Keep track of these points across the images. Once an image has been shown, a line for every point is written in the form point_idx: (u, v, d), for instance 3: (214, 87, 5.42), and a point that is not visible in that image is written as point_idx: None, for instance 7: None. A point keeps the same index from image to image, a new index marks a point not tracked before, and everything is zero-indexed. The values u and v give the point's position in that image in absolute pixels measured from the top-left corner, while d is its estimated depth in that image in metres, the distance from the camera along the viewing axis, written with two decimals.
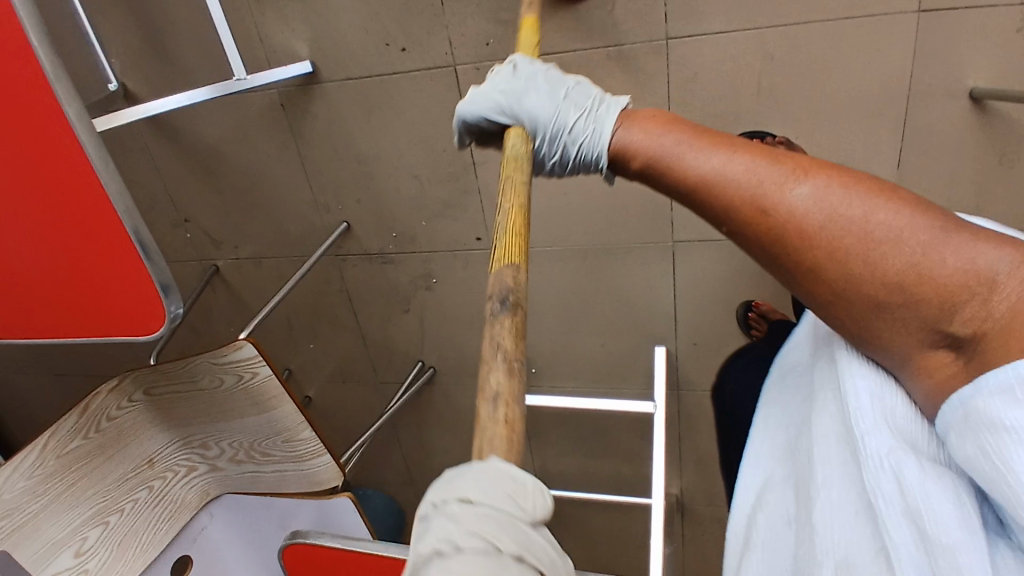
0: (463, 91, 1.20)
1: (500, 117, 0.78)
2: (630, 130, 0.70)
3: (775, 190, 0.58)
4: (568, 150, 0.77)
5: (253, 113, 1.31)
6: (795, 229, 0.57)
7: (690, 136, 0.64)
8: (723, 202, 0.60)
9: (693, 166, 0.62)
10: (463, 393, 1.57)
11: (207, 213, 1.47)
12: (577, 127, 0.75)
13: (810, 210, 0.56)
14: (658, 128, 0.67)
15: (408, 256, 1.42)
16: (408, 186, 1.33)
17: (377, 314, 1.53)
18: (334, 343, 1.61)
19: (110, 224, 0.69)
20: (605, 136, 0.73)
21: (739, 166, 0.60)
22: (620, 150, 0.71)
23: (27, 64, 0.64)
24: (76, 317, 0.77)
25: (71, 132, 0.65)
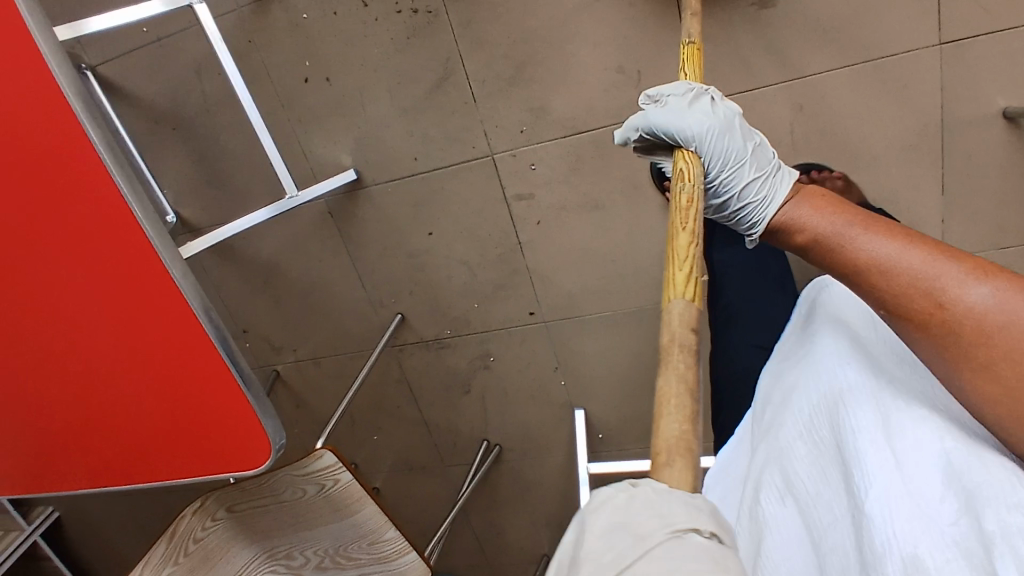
0: (503, 177, 1.24)
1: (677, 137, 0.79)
2: (799, 208, 0.73)
3: (952, 287, 0.57)
4: (732, 201, 0.80)
5: (305, 222, 1.37)
6: (973, 328, 0.55)
7: (863, 218, 0.65)
8: (886, 290, 0.60)
9: (867, 251, 0.62)
10: (533, 467, 1.56)
11: (265, 322, 1.52)
12: (755, 190, 0.79)
13: (990, 309, 0.55)
14: (828, 208, 0.70)
15: (465, 338, 1.44)
16: (458, 273, 1.36)
17: (438, 399, 1.54)
18: (399, 432, 1.62)
19: (210, 356, 0.72)
20: (774, 207, 0.77)
21: (905, 254, 0.60)
22: (785, 224, 0.74)
23: (133, 234, 0.68)
24: (175, 460, 0.78)
25: (177, 288, 0.69)
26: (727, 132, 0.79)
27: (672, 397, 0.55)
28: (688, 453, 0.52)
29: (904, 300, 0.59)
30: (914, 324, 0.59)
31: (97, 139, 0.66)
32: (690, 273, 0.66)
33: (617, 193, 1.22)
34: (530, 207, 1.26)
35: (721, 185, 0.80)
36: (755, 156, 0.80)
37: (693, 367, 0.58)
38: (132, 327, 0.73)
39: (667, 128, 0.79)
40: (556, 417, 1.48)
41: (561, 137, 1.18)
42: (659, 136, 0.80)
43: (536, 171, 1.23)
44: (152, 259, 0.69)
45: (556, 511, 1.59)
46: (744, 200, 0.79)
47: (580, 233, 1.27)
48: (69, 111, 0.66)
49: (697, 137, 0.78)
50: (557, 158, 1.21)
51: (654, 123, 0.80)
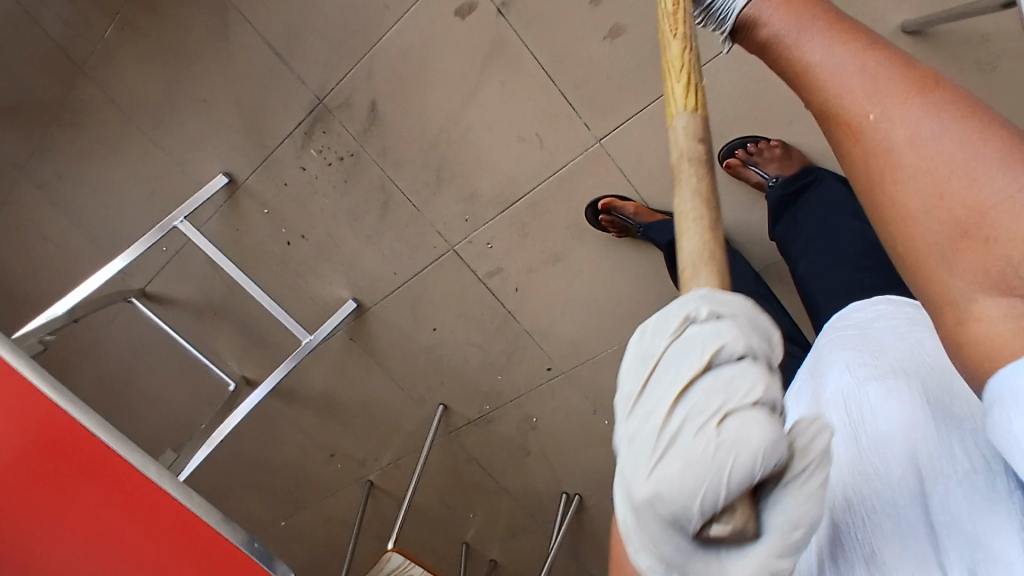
0: (470, 262, 1.36)
1: None
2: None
3: (868, 106, 0.47)
4: None
5: (337, 353, 1.57)
6: (881, 148, 0.45)
7: (821, 21, 0.53)
8: (816, 93, 0.51)
9: (810, 56, 0.52)
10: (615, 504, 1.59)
11: (343, 442, 1.72)
12: None
13: (918, 138, 0.44)
14: (801, 1, 0.56)
15: (503, 407, 1.54)
16: (472, 354, 1.48)
17: (508, 466, 1.64)
18: (491, 505, 1.73)
19: (214, 546, 0.83)
20: None
21: (848, 69, 0.49)
22: (744, 21, 0.60)
23: (115, 471, 0.79)
24: None
25: (165, 494, 0.81)
26: None
27: (689, 213, 0.48)
28: (715, 261, 0.46)
29: (838, 103, 0.49)
30: (836, 122, 0.49)
31: (72, 408, 0.78)
32: (689, 83, 0.56)
33: (568, 241, 1.28)
34: (503, 279, 1.36)
35: None
36: None
37: (706, 175, 0.50)
38: None
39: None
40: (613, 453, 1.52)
41: (500, 212, 1.28)
42: None
43: (494, 247, 1.32)
44: (137, 485, 0.79)
45: None
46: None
47: (555, 286, 1.33)
48: (44, 398, 0.77)
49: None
50: (506, 230, 1.30)
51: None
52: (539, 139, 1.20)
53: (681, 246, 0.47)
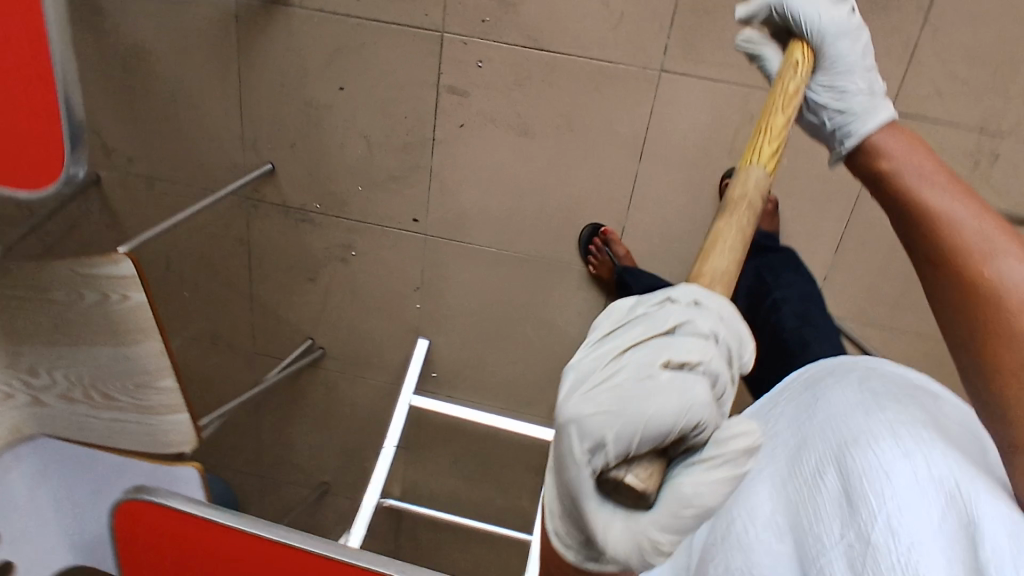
0: (443, 61, 1.13)
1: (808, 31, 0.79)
2: (891, 137, 0.75)
3: (992, 258, 0.60)
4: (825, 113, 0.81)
5: (201, 17, 1.15)
6: (1002, 301, 0.58)
7: (940, 173, 0.67)
8: (929, 225, 0.65)
9: (935, 202, 0.65)
10: (351, 380, 1.45)
11: (104, 112, 1.26)
12: (850, 103, 0.79)
13: (1022, 289, 0.58)
14: (914, 147, 0.72)
15: (333, 219, 1.30)
16: (355, 146, 1.23)
17: (276, 277, 1.37)
18: (216, 301, 1.41)
19: (32, 79, 0.68)
20: (865, 126, 0.77)
21: (975, 222, 0.62)
22: (868, 146, 0.76)
23: None
24: None
25: None
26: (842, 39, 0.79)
27: (728, 238, 0.58)
28: (728, 283, 0.56)
29: (949, 278, 0.62)
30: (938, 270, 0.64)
31: None
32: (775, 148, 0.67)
33: (549, 129, 1.16)
34: (458, 105, 1.16)
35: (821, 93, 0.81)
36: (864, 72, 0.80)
37: (746, 220, 0.60)
38: None
39: (799, 16, 0.79)
40: (396, 334, 1.39)
41: (519, 45, 1.10)
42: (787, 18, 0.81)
43: (480, 70, 1.13)
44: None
45: (357, 433, 1.50)
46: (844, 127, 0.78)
47: (497, 153, 1.19)
48: None
49: (817, 28, 0.78)
50: (506, 66, 1.12)
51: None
52: (619, 18, 1.06)
53: (713, 243, 0.58)
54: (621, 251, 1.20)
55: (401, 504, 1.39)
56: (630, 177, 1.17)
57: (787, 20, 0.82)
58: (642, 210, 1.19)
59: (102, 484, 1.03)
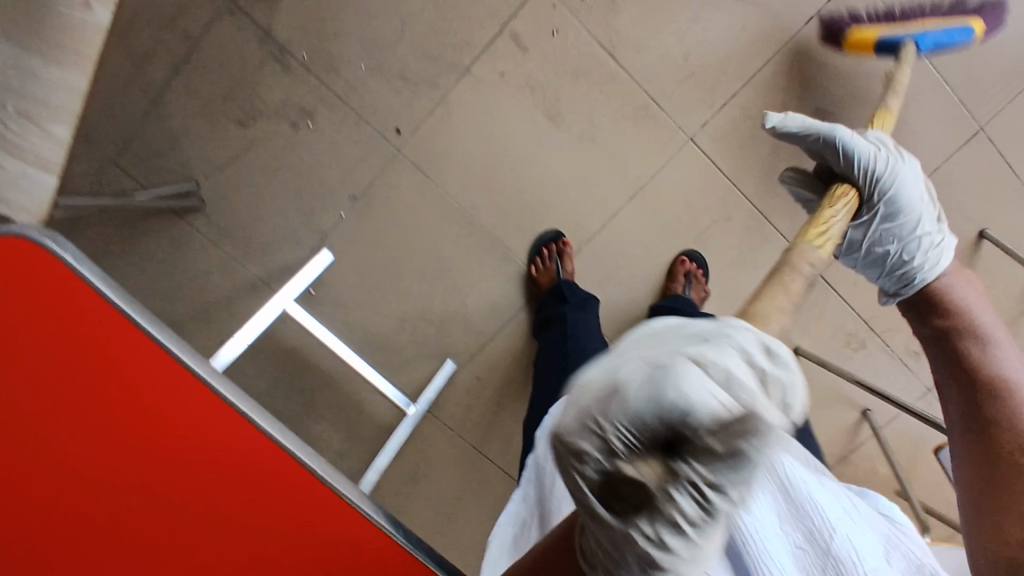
0: (524, 9, 1.10)
1: (869, 159, 0.82)
2: (958, 275, 0.82)
3: (996, 337, 0.72)
4: (897, 248, 0.82)
5: None
6: (986, 369, 0.70)
7: (965, 278, 0.81)
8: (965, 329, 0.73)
9: (954, 290, 0.78)
10: (211, 249, 1.22)
11: None
12: (924, 236, 0.81)
13: (1006, 365, 0.70)
14: (967, 281, 0.81)
15: (310, 79, 1.14)
16: (387, 26, 1.11)
17: (201, 96, 1.14)
18: (106, 80, 1.12)
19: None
20: (942, 264, 0.80)
21: (984, 310, 0.74)
22: (936, 287, 0.79)
23: None
24: None
25: None
26: (913, 185, 0.82)
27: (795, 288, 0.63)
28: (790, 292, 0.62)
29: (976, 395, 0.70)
30: (973, 389, 0.70)
31: None
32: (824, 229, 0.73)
33: (576, 126, 1.16)
34: (512, 55, 1.12)
35: (898, 230, 0.82)
36: (925, 206, 0.83)
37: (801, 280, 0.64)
38: None
39: (853, 152, 0.83)
40: (297, 231, 1.22)
41: (597, 41, 1.12)
42: (840, 151, 0.84)
43: (552, 39, 1.12)
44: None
45: (176, 315, 1.22)
46: (912, 255, 0.81)
47: (516, 117, 1.15)
48: None
49: (883, 172, 0.82)
50: (575, 50, 1.13)
51: (841, 133, 0.84)
52: (688, 76, 1.14)
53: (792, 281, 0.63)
54: (568, 269, 1.20)
55: None
56: (611, 212, 1.21)
57: (833, 151, 0.86)
58: (604, 244, 1.23)
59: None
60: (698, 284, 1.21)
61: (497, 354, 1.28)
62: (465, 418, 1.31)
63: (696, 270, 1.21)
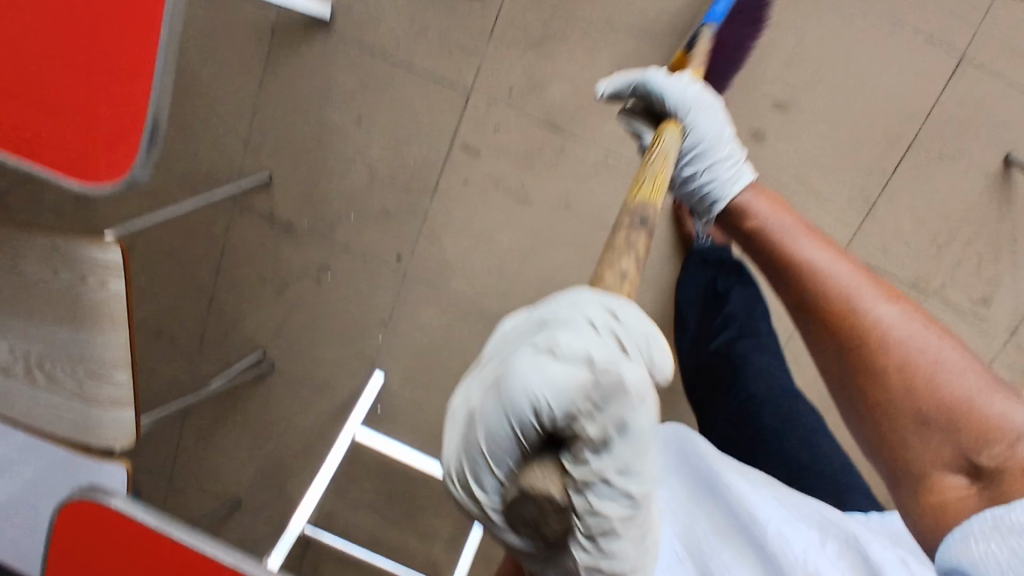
0: (464, 120, 1.19)
1: (671, 102, 0.87)
2: (755, 197, 0.94)
3: (866, 304, 0.81)
4: (699, 173, 0.92)
5: (238, 25, 1.18)
6: (877, 334, 0.79)
7: (800, 224, 0.90)
8: (839, 309, 0.82)
9: (808, 254, 0.86)
10: (291, 398, 1.42)
11: None
12: (722, 165, 0.92)
13: (891, 322, 0.79)
14: (779, 207, 0.93)
15: (316, 240, 1.30)
16: (358, 176, 1.25)
17: (241, 283, 1.35)
18: (172, 295, 1.38)
19: (139, 55, 0.64)
20: (731, 190, 0.93)
21: (904, 320, 0.79)
22: (739, 206, 0.94)
23: None
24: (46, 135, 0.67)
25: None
26: (707, 112, 0.88)
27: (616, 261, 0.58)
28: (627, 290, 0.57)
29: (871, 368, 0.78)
30: (852, 355, 0.80)
31: None
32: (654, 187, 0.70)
33: (547, 200, 1.23)
34: (468, 161, 1.22)
35: (697, 156, 0.91)
36: (727, 137, 0.91)
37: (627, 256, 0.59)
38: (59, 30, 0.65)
39: (662, 93, 0.87)
40: (351, 364, 1.39)
41: (537, 121, 1.18)
42: (651, 96, 0.89)
43: (497, 135, 1.20)
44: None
45: (282, 455, 1.47)
46: (711, 176, 0.93)
47: (492, 212, 1.25)
48: None
49: (687, 119, 0.87)
50: (523, 136, 1.20)
51: (652, 80, 0.88)
52: None
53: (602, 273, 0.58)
54: None
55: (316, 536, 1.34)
56: None
57: (648, 96, 0.90)
58: None
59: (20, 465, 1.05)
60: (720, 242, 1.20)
61: None
62: None
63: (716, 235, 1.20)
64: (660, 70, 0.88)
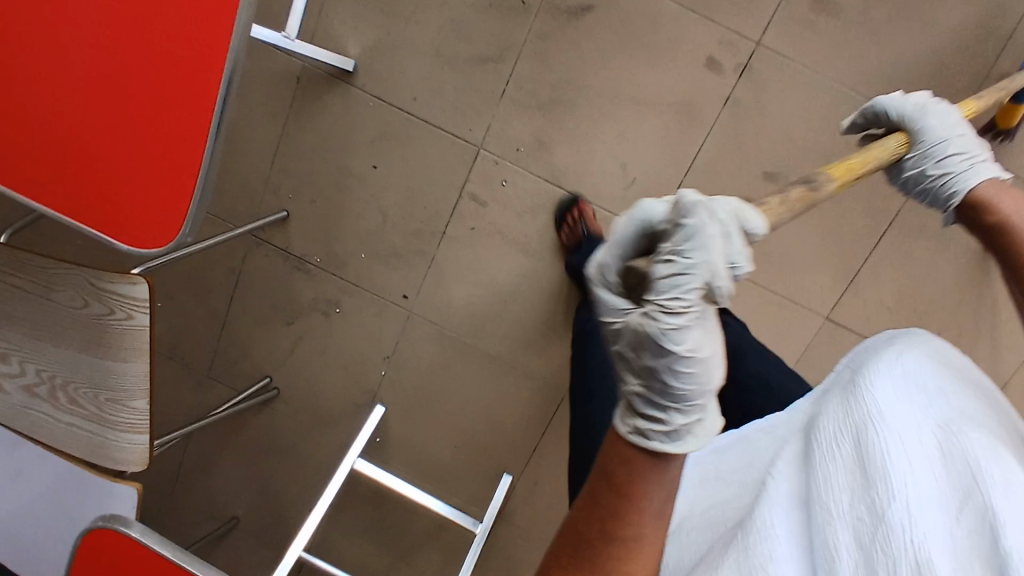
0: (473, 172, 1.27)
1: (897, 117, 0.84)
2: (1002, 194, 0.79)
3: None
4: (927, 169, 0.82)
5: (267, 73, 1.26)
6: None
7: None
8: None
9: None
10: (294, 424, 1.48)
11: None
12: (954, 158, 0.81)
13: None
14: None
15: (327, 275, 1.37)
16: (370, 218, 1.32)
17: (254, 312, 1.42)
18: (188, 320, 1.44)
19: (192, 130, 0.66)
20: (975, 179, 0.80)
21: None
22: (977, 198, 0.80)
23: None
24: (86, 198, 0.70)
25: (216, 75, 0.65)
26: (939, 115, 0.82)
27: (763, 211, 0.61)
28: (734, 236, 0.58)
29: None
30: None
31: None
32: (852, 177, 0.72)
33: (549, 251, 1.29)
34: (475, 211, 1.29)
35: (922, 150, 0.82)
36: (964, 137, 0.82)
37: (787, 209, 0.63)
38: (109, 95, 0.68)
39: (888, 109, 0.86)
40: (353, 395, 1.45)
41: (542, 178, 1.25)
42: (881, 116, 0.87)
43: (504, 189, 1.27)
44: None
45: (284, 477, 1.52)
46: (943, 169, 0.81)
47: (496, 259, 1.31)
48: None
49: (923, 130, 0.82)
50: (528, 191, 1.27)
51: (882, 102, 0.86)
52: (632, 182, 1.23)
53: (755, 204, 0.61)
54: None
55: (310, 559, 1.38)
56: None
57: (882, 121, 0.88)
58: None
59: (48, 479, 1.13)
60: None
61: (546, 458, 1.40)
62: (535, 522, 1.44)
63: None
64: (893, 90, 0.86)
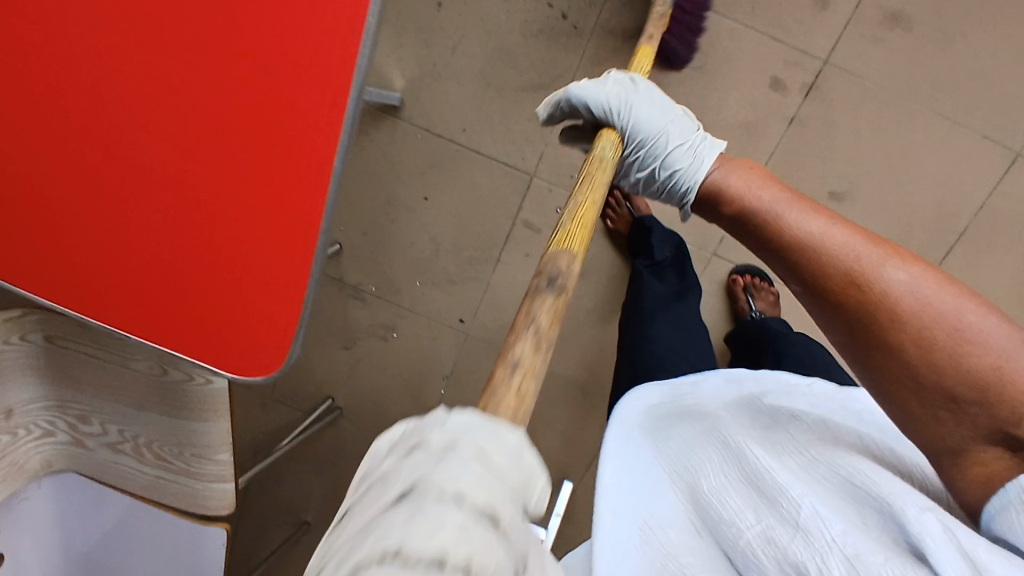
0: (526, 200, 1.25)
1: (604, 113, 0.85)
2: (731, 172, 0.81)
3: (872, 267, 0.62)
4: (658, 171, 0.87)
5: None
6: (883, 307, 0.60)
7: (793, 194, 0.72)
8: (847, 285, 0.62)
9: (813, 223, 0.67)
10: (357, 439, 1.53)
11: None
12: (677, 151, 0.86)
13: (902, 292, 0.59)
14: (762, 179, 0.76)
15: (382, 302, 1.38)
16: (423, 247, 1.31)
17: (312, 338, 1.44)
18: None
19: (295, 257, 0.68)
20: (703, 170, 0.84)
21: (928, 282, 0.59)
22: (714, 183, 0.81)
23: (309, 114, 0.63)
24: (196, 331, 0.72)
25: (317, 204, 0.66)
26: (637, 104, 0.86)
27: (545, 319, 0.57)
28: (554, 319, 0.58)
29: (884, 355, 0.59)
30: (879, 346, 0.60)
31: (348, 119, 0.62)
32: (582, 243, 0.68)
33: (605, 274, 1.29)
34: (529, 237, 1.28)
35: (651, 157, 0.88)
36: (693, 138, 0.87)
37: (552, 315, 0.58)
38: (205, 232, 0.68)
39: (582, 98, 0.87)
40: (413, 411, 1.48)
41: None
42: (578, 107, 0.88)
43: (558, 214, 1.25)
44: (319, 80, 0.62)
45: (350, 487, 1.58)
46: (671, 167, 0.86)
47: None
48: (298, 88, 0.62)
49: (625, 121, 0.85)
50: None
51: (574, 91, 0.88)
52: None
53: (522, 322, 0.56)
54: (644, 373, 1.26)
55: None
56: None
57: (575, 109, 0.90)
58: None
59: (140, 522, 1.21)
60: (764, 291, 1.26)
61: None
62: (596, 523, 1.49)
63: (756, 280, 1.26)
64: (583, 80, 0.88)
